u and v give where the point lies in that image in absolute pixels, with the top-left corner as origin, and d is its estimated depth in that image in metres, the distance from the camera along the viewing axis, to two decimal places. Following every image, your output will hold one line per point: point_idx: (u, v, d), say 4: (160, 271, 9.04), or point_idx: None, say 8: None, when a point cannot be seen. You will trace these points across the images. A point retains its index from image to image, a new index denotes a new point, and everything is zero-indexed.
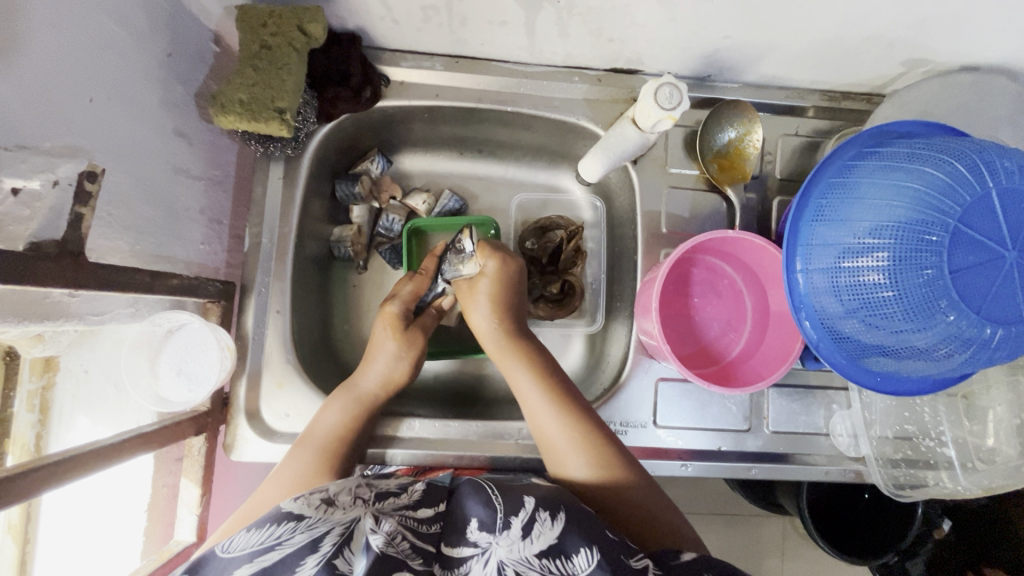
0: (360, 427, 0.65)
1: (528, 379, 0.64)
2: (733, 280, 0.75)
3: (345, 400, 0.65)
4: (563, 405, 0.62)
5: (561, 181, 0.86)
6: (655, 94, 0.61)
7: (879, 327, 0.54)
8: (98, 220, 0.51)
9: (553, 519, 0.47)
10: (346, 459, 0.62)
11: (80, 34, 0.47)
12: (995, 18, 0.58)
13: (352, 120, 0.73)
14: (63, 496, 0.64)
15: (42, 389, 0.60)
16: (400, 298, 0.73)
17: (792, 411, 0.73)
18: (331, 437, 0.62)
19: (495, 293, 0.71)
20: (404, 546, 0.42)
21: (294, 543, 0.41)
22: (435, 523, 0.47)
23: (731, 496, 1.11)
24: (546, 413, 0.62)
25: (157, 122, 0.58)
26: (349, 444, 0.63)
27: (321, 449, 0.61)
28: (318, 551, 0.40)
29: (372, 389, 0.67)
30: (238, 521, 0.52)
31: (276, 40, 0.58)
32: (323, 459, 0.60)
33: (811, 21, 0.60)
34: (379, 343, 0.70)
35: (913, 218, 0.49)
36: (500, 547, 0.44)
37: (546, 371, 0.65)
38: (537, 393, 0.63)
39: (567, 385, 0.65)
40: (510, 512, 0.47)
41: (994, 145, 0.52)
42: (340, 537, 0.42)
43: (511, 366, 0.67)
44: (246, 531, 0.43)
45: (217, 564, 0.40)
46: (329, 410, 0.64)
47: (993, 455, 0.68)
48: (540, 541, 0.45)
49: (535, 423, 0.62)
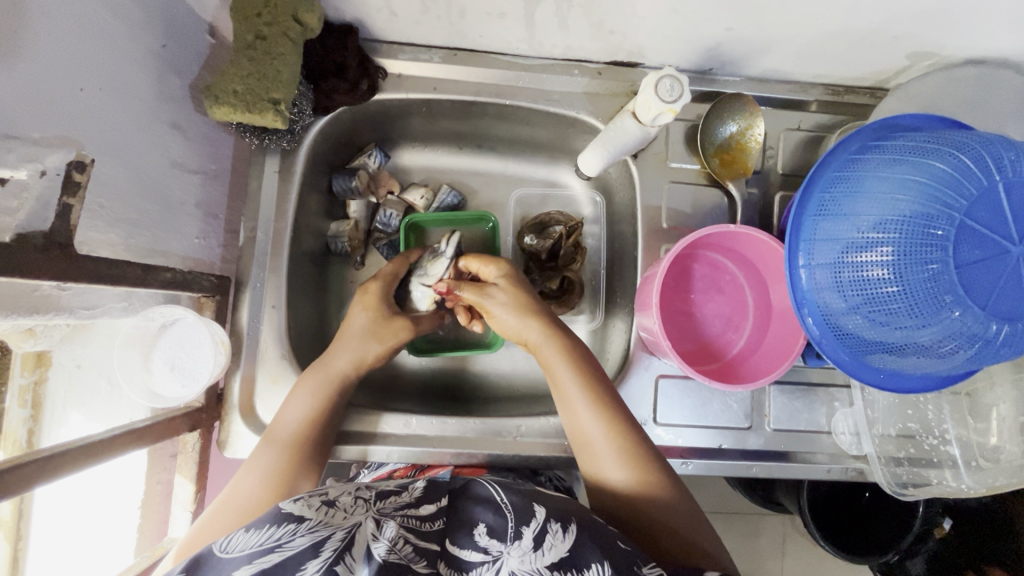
0: (332, 409, 0.63)
1: (571, 379, 0.61)
2: (735, 276, 0.74)
3: (314, 382, 0.63)
4: (604, 409, 0.59)
5: (561, 176, 0.85)
6: (655, 87, 0.60)
7: (883, 324, 0.53)
8: (90, 213, 0.50)
9: (565, 532, 0.46)
10: (316, 448, 0.60)
11: (70, 22, 0.46)
12: (1000, 11, 0.57)
13: (350, 113, 0.72)
14: (55, 492, 0.63)
15: (34, 384, 0.58)
16: (383, 279, 0.71)
17: (794, 409, 0.72)
18: (298, 428, 0.60)
19: (526, 297, 0.67)
20: (408, 551, 0.42)
21: (296, 546, 0.40)
22: (438, 520, 0.47)
23: (731, 494, 1.10)
24: (585, 415, 0.59)
25: (150, 113, 0.57)
26: (316, 432, 0.61)
27: (283, 440, 0.59)
28: (320, 556, 0.39)
29: (342, 367, 0.64)
30: (215, 517, 0.51)
31: (271, 30, 0.57)
32: (285, 450, 0.58)
33: (814, 13, 0.59)
34: (353, 321, 0.68)
35: (919, 212, 0.49)
36: (512, 556, 0.44)
37: (589, 370, 0.62)
38: (583, 403, 0.60)
39: (613, 392, 0.61)
40: (521, 522, 0.46)
41: (999, 137, 0.51)
42: (341, 542, 0.41)
43: (554, 368, 0.62)
44: (245, 531, 0.42)
45: (217, 565, 0.39)
46: (299, 391, 0.62)
47: (996, 454, 0.67)
48: (552, 553, 0.44)
49: (573, 421, 0.60)
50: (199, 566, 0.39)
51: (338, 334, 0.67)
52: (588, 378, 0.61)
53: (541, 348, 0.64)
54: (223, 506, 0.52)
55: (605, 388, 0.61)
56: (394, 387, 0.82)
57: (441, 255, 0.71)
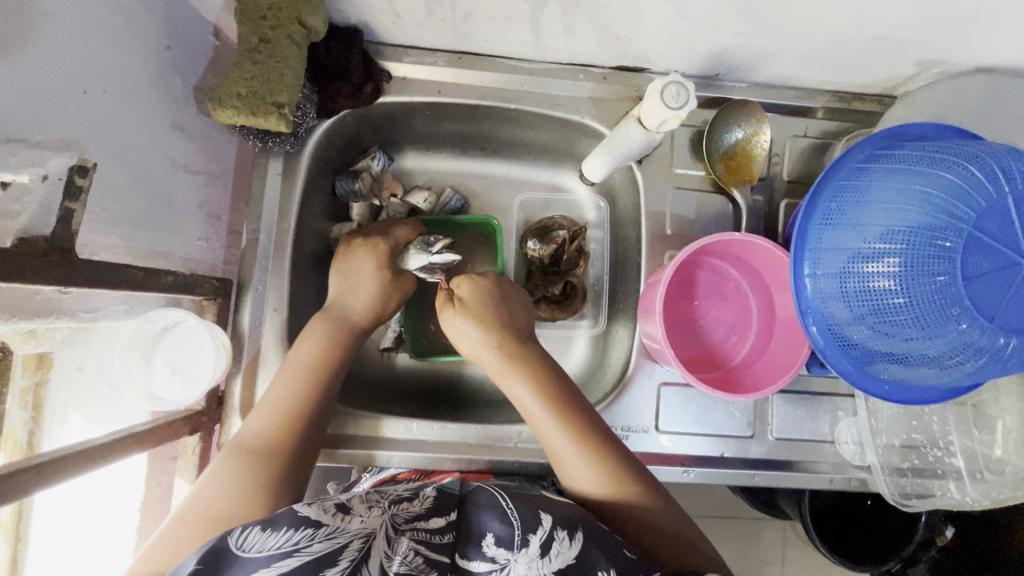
0: (327, 390, 0.61)
1: (527, 394, 0.61)
2: (738, 283, 0.73)
3: (325, 330, 0.63)
4: (567, 424, 0.58)
5: (564, 180, 0.84)
6: (661, 93, 0.60)
7: (889, 335, 0.53)
8: (92, 216, 0.50)
9: (572, 539, 0.46)
10: (314, 420, 0.58)
11: (75, 24, 0.46)
12: (1012, 19, 0.56)
13: (353, 115, 0.72)
14: (51, 499, 0.66)
15: (34, 386, 0.59)
16: (394, 238, 0.70)
17: (797, 417, 0.71)
18: (292, 400, 0.58)
19: (485, 314, 0.66)
20: (418, 563, 0.43)
21: (313, 552, 0.41)
22: (448, 533, 0.47)
23: (733, 500, 1.09)
24: (550, 431, 0.59)
25: (153, 114, 0.57)
26: (314, 404, 0.59)
27: (279, 415, 0.57)
28: (337, 565, 0.40)
29: (360, 317, 0.67)
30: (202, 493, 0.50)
31: (275, 33, 0.57)
32: (280, 427, 0.56)
33: (823, 19, 0.58)
34: (365, 276, 0.68)
35: (925, 223, 0.48)
36: (519, 564, 0.44)
37: (547, 383, 0.61)
38: (558, 420, 0.59)
39: (582, 406, 0.60)
40: (527, 530, 0.47)
41: (1010, 148, 0.50)
42: (358, 553, 0.42)
43: (515, 390, 0.62)
44: (262, 531, 0.42)
45: (236, 564, 0.39)
46: (304, 341, 0.62)
47: (1001, 466, 0.67)
48: (558, 560, 0.45)
49: (541, 436, 0.59)
50: (217, 563, 0.39)
51: (348, 278, 0.68)
52: (560, 391, 0.61)
53: (501, 369, 0.63)
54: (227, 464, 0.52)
55: (580, 403, 0.60)
56: (396, 390, 0.81)
57: (428, 251, 0.68)
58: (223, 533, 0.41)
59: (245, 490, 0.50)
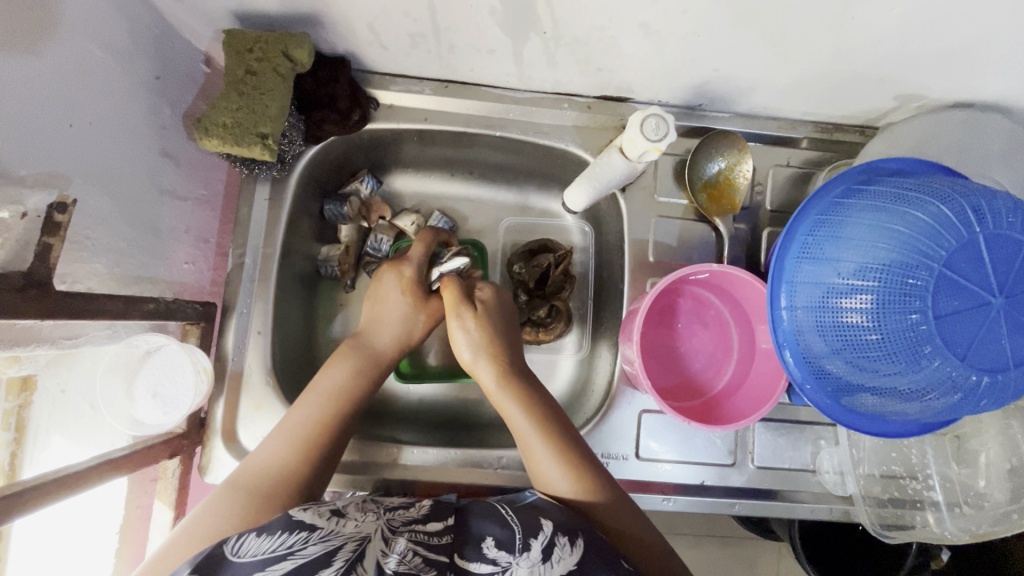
0: (342, 421, 0.61)
1: (514, 410, 0.62)
2: (720, 311, 0.74)
3: (354, 356, 0.65)
4: (546, 433, 0.60)
5: (551, 205, 0.85)
6: (641, 126, 0.61)
7: (865, 368, 0.53)
8: (74, 246, 0.51)
9: (573, 545, 0.47)
10: (328, 448, 0.59)
11: (61, 60, 0.47)
12: (984, 59, 0.57)
13: (341, 141, 0.73)
14: (33, 524, 0.61)
15: (18, 408, 0.57)
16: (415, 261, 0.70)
17: (779, 446, 0.71)
18: (309, 428, 0.58)
19: (491, 324, 0.68)
20: (416, 562, 0.45)
21: (307, 553, 0.43)
22: (446, 535, 0.49)
23: (725, 520, 1.09)
24: (533, 442, 0.59)
25: (143, 144, 0.58)
26: (332, 434, 0.59)
27: (296, 440, 0.57)
28: (333, 565, 0.42)
29: (387, 348, 0.68)
30: (201, 517, 0.50)
31: (261, 66, 0.58)
32: (294, 452, 0.56)
33: (800, 55, 0.59)
34: (390, 303, 0.69)
35: (898, 261, 0.48)
36: (520, 567, 0.45)
37: (533, 399, 0.63)
38: (535, 438, 0.60)
39: (560, 417, 0.62)
40: (528, 535, 0.48)
41: (982, 187, 0.51)
42: (353, 553, 0.44)
43: (510, 412, 0.62)
44: (257, 536, 0.44)
45: (232, 567, 0.41)
46: (334, 366, 0.63)
47: (981, 500, 0.67)
48: (560, 565, 0.45)
49: (525, 449, 0.60)
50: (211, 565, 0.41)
51: (375, 308, 0.70)
52: (534, 411, 0.61)
53: (495, 390, 0.64)
54: (227, 490, 0.52)
55: (555, 418, 0.61)
56: (382, 412, 0.82)
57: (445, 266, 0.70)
58: (219, 542, 0.43)
59: (251, 512, 0.51)
